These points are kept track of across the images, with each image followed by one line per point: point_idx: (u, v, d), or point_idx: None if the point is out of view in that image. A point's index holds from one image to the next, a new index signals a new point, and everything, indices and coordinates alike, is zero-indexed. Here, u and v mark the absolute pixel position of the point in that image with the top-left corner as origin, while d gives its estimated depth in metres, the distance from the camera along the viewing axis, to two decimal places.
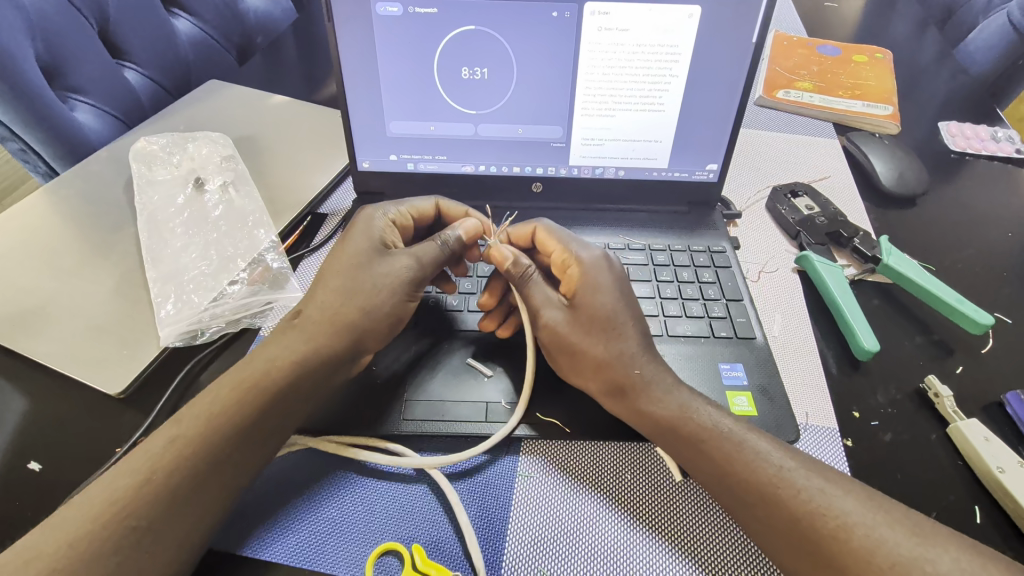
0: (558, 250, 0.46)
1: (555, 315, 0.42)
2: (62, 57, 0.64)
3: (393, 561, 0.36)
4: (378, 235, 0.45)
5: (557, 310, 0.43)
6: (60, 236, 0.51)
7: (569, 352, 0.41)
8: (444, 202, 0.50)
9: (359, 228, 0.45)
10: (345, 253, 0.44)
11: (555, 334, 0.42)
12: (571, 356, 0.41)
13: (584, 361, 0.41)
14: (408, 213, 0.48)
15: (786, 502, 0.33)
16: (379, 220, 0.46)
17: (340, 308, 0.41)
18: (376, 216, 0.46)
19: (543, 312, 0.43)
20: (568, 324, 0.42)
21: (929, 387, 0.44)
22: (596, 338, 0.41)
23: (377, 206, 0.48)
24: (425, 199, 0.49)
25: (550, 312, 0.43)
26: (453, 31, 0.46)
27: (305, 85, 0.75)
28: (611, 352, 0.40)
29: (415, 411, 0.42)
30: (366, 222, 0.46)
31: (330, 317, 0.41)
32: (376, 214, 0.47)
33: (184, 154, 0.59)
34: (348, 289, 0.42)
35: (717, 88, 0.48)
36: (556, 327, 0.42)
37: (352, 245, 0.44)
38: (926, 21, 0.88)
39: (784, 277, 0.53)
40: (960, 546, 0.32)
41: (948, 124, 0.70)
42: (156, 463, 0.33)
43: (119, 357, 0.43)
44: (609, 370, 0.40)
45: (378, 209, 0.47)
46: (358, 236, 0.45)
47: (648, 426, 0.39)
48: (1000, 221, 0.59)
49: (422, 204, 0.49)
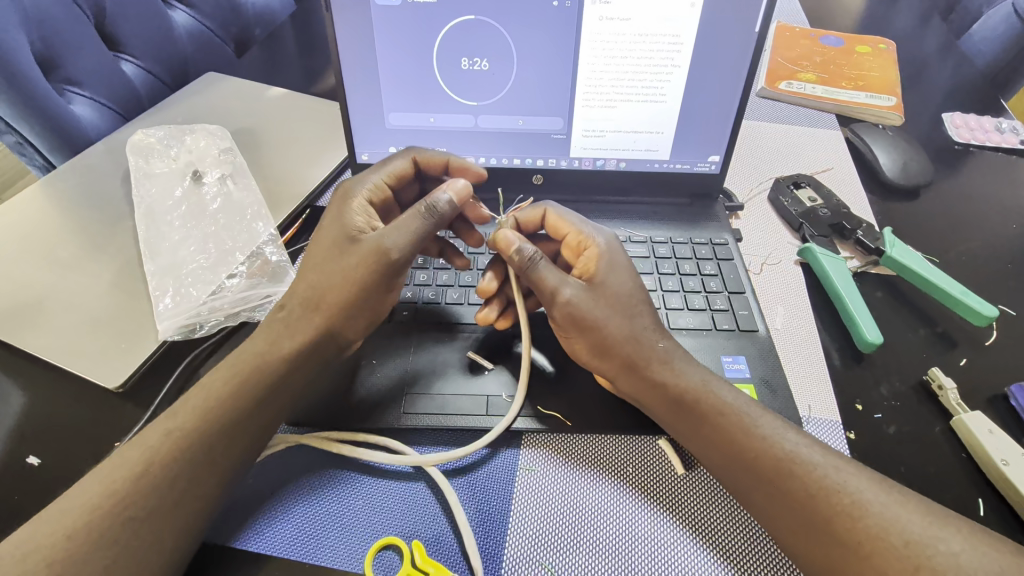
0: (572, 231, 0.45)
1: (574, 292, 0.41)
2: (58, 49, 0.63)
3: (392, 556, 0.36)
4: (354, 218, 0.43)
5: (576, 287, 0.41)
6: (58, 230, 0.51)
7: (591, 330, 0.40)
8: (418, 154, 0.48)
9: (332, 220, 0.44)
10: (322, 241, 0.43)
11: (576, 312, 0.40)
12: (592, 335, 0.40)
13: (605, 343, 0.40)
14: (384, 179, 0.47)
15: (796, 487, 0.34)
16: (355, 201, 0.45)
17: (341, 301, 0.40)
18: (351, 196, 0.45)
19: (561, 289, 0.41)
20: (588, 301, 0.41)
21: (933, 379, 0.44)
22: (618, 315, 0.41)
23: (353, 182, 0.46)
24: (399, 159, 0.48)
25: (569, 289, 0.41)
26: (452, 21, 0.46)
27: (305, 77, 0.74)
28: (633, 330, 0.40)
29: (418, 403, 0.42)
30: (341, 205, 0.44)
31: (331, 308, 0.40)
32: (352, 195, 0.45)
33: (181, 146, 0.59)
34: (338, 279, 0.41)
35: (721, 76, 0.47)
36: (577, 304, 0.40)
37: (328, 235, 0.43)
38: (930, 11, 0.87)
39: (786, 270, 0.53)
40: (970, 532, 0.32)
41: (952, 115, 0.70)
42: (158, 457, 0.33)
43: (118, 351, 0.43)
44: (630, 346, 0.40)
45: (355, 183, 0.46)
46: (331, 226, 0.43)
47: (665, 408, 0.38)
48: (1005, 213, 0.59)
49: (396, 163, 0.47)
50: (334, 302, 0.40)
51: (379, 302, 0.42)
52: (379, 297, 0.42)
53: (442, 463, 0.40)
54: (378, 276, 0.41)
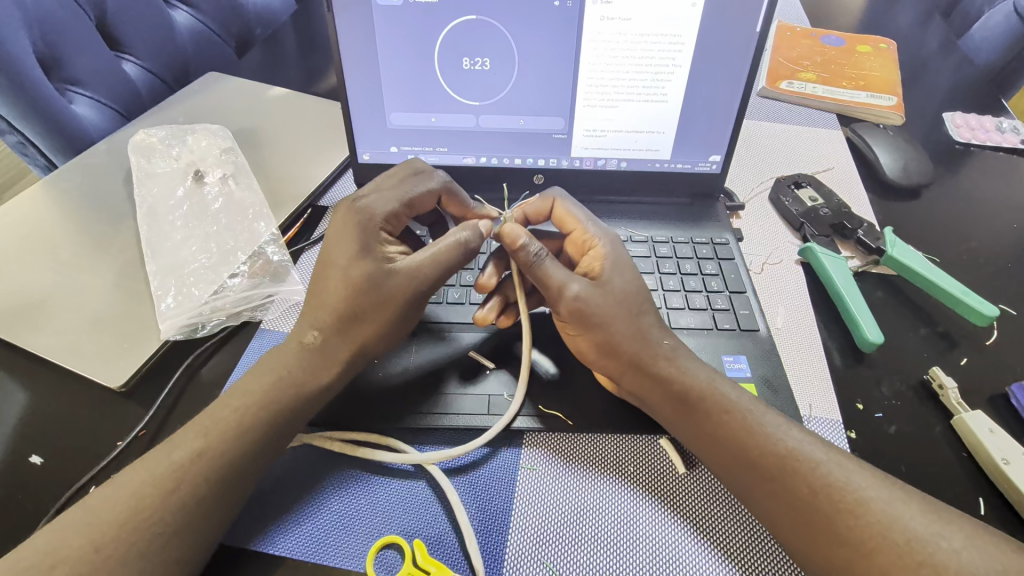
0: (577, 230, 0.45)
1: (582, 288, 0.41)
2: (59, 49, 0.63)
3: (394, 554, 0.36)
4: (377, 250, 0.41)
5: (583, 283, 0.41)
6: (61, 230, 0.51)
7: (598, 326, 0.40)
8: (449, 189, 0.47)
9: (348, 246, 0.40)
10: (337, 269, 0.39)
11: (585, 307, 0.40)
12: (600, 330, 0.40)
13: (611, 338, 0.40)
14: (397, 201, 0.44)
15: (798, 485, 0.34)
16: (373, 229, 0.41)
17: (353, 326, 0.39)
18: (369, 222, 0.41)
19: (568, 285, 0.40)
20: (596, 297, 0.41)
21: (934, 378, 0.44)
22: (625, 313, 0.41)
23: (364, 203, 0.43)
24: (416, 182, 0.46)
25: (576, 285, 0.41)
26: (454, 20, 0.46)
27: (306, 77, 0.74)
28: (640, 327, 0.41)
29: (423, 404, 0.42)
30: (359, 235, 0.40)
31: (348, 335, 0.39)
32: (369, 221, 0.41)
33: (183, 146, 0.59)
34: (361, 316, 0.39)
35: (722, 77, 0.47)
36: (585, 299, 0.40)
37: (347, 265, 0.39)
38: (931, 10, 0.87)
39: (787, 269, 0.53)
40: (970, 528, 0.32)
41: (953, 114, 0.70)
42: (167, 458, 0.33)
43: (121, 351, 0.43)
44: (637, 344, 0.40)
45: (368, 206, 0.43)
46: (350, 253, 0.40)
47: (668, 402, 0.39)
48: (1006, 213, 0.59)
49: (416, 188, 0.45)
50: (345, 326, 0.39)
51: (402, 326, 0.42)
52: (403, 322, 0.41)
53: (445, 465, 0.40)
54: (408, 308, 0.41)
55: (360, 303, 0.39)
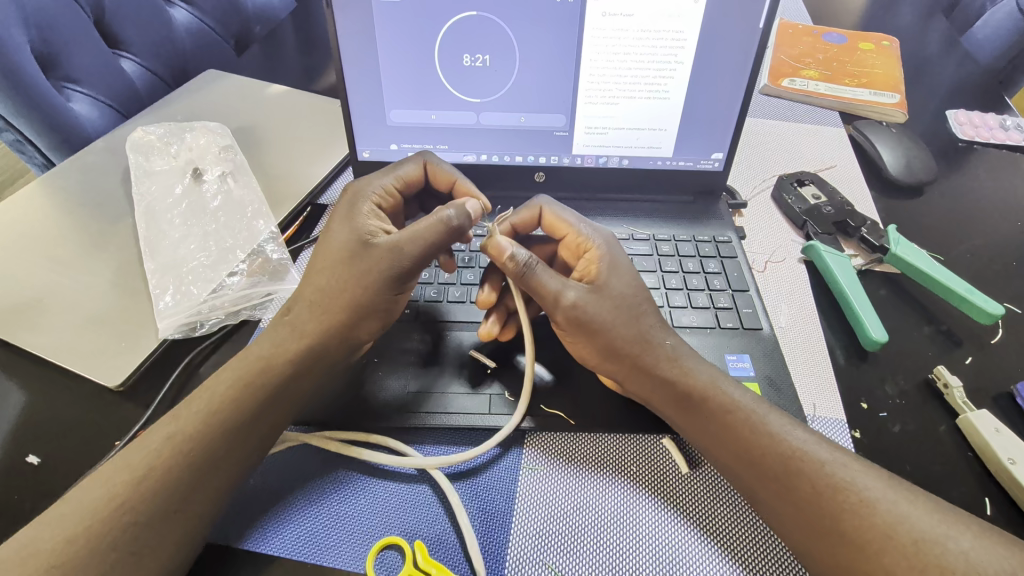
0: (570, 233, 0.45)
1: (578, 295, 0.40)
2: (57, 47, 0.63)
3: (394, 556, 0.35)
4: (363, 226, 0.42)
5: (579, 289, 0.40)
6: (58, 228, 0.50)
7: (597, 333, 0.40)
8: (430, 161, 0.47)
9: (339, 225, 0.42)
10: (330, 246, 0.41)
11: (583, 315, 0.40)
12: (599, 337, 0.40)
13: (611, 340, 0.39)
14: (393, 182, 0.46)
15: (802, 485, 0.33)
16: (364, 207, 0.43)
17: (337, 302, 0.39)
18: (360, 201, 0.44)
19: (565, 293, 0.40)
20: (593, 303, 0.40)
21: (939, 377, 0.44)
22: (623, 316, 0.40)
23: (362, 183, 0.45)
24: (409, 164, 0.47)
25: (572, 291, 0.40)
26: (454, 17, 0.45)
27: (306, 75, 0.74)
28: (641, 330, 0.40)
29: (423, 403, 0.41)
30: (349, 212, 0.43)
31: (329, 312, 0.39)
32: (360, 201, 0.44)
33: (182, 144, 0.58)
34: (345, 290, 0.40)
35: (725, 73, 0.47)
36: (583, 307, 0.40)
37: (336, 240, 0.41)
38: (934, 8, 0.87)
39: (791, 267, 0.52)
40: (977, 530, 0.31)
41: (956, 112, 0.69)
42: (164, 459, 0.33)
43: (119, 349, 0.43)
44: (637, 347, 0.39)
45: (364, 185, 0.45)
46: (340, 231, 0.42)
47: (671, 400, 0.38)
48: (1010, 211, 0.59)
49: (405, 168, 0.47)
50: (331, 301, 0.40)
51: (391, 305, 0.42)
52: (390, 299, 0.41)
53: (446, 467, 0.39)
54: (390, 283, 0.40)
55: (344, 277, 0.40)
